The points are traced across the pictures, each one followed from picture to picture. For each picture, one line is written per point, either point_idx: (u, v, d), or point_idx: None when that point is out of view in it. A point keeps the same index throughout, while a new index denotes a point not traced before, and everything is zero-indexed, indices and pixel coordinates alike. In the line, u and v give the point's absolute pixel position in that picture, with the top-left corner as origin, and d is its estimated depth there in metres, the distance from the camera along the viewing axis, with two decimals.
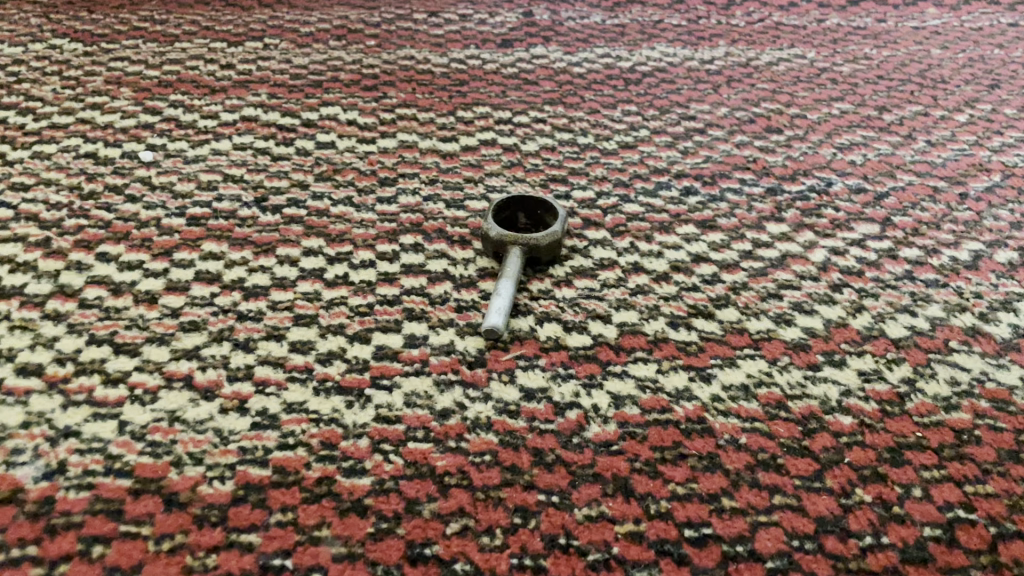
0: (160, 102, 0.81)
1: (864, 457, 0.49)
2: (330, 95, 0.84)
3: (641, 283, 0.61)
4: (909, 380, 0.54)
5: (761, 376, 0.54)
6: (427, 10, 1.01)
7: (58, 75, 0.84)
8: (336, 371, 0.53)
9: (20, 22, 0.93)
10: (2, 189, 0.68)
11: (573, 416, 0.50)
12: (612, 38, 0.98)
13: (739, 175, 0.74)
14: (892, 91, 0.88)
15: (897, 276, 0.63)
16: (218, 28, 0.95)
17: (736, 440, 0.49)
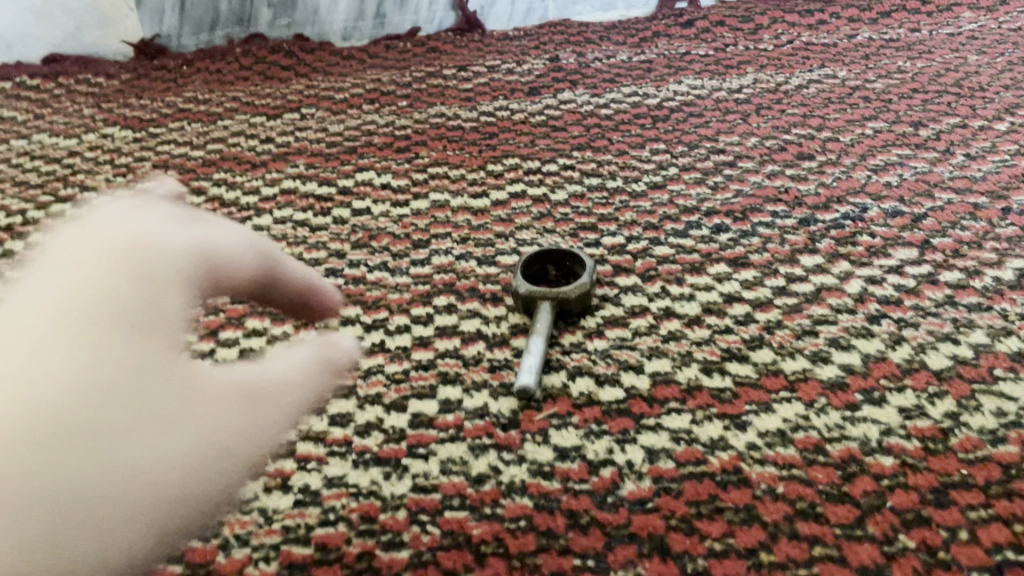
0: (205, 182, 0.84)
1: (907, 500, 0.47)
2: (365, 159, 0.86)
3: (673, 329, 0.61)
4: (953, 414, 0.52)
5: (797, 420, 0.53)
6: (456, 65, 1.04)
7: (110, 163, 0.88)
8: (375, 443, 0.54)
9: (74, 113, 0.98)
10: None
11: (607, 474, 0.51)
12: (639, 75, 0.98)
13: (771, 208, 0.73)
14: (928, 105, 0.87)
15: (938, 302, 0.61)
16: (257, 102, 0.99)
17: (773, 490, 0.49)
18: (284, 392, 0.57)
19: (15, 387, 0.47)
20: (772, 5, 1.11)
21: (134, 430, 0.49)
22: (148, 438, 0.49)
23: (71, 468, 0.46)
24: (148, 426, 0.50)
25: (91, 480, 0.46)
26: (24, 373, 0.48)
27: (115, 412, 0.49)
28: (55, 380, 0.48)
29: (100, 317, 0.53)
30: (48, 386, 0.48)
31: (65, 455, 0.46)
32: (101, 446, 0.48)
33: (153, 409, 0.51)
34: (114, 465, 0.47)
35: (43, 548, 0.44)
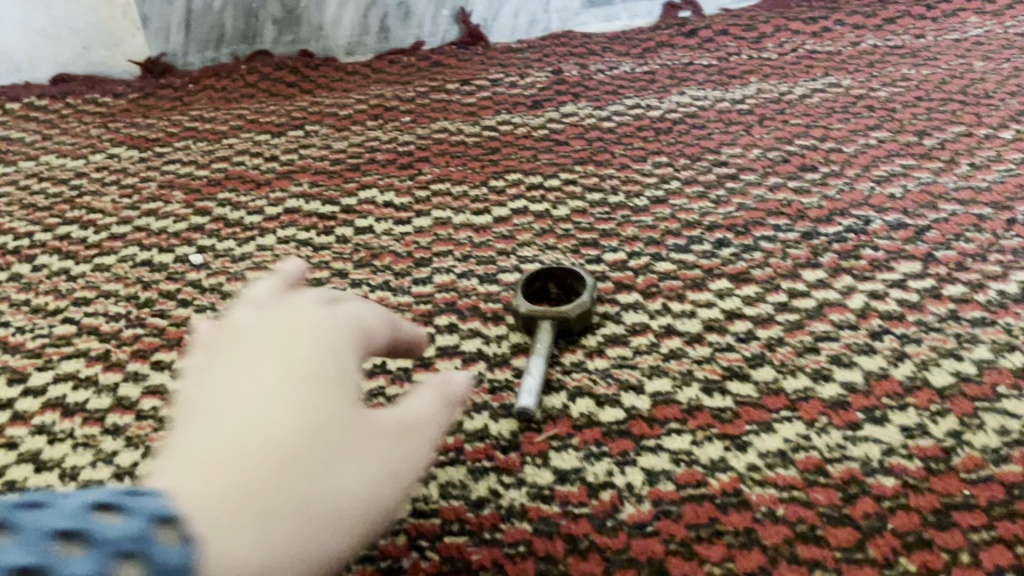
0: (210, 202, 0.84)
1: (908, 522, 0.47)
2: (368, 177, 0.86)
3: (674, 347, 0.61)
4: (956, 433, 0.52)
5: (798, 440, 0.53)
6: (460, 79, 1.04)
7: (116, 184, 0.88)
8: None
9: (81, 134, 0.98)
10: (66, 305, 0.71)
11: (606, 497, 0.51)
12: (642, 87, 0.98)
13: (773, 221, 0.73)
14: (933, 113, 0.87)
15: (941, 318, 0.61)
16: (262, 120, 0.99)
17: (773, 512, 0.49)
18: (420, 427, 0.40)
19: (295, 354, 0.37)
20: (776, 13, 1.11)
21: (358, 449, 0.35)
22: (383, 459, 0.37)
23: (321, 446, 0.34)
24: (393, 453, 0.37)
25: (337, 484, 0.34)
26: (295, 351, 0.37)
27: (378, 432, 0.37)
28: (327, 349, 0.38)
29: (286, 311, 0.40)
30: (349, 377, 0.38)
31: (344, 445, 0.35)
32: (343, 433, 0.35)
33: (390, 436, 0.38)
34: (364, 456, 0.36)
35: (248, 543, 0.30)
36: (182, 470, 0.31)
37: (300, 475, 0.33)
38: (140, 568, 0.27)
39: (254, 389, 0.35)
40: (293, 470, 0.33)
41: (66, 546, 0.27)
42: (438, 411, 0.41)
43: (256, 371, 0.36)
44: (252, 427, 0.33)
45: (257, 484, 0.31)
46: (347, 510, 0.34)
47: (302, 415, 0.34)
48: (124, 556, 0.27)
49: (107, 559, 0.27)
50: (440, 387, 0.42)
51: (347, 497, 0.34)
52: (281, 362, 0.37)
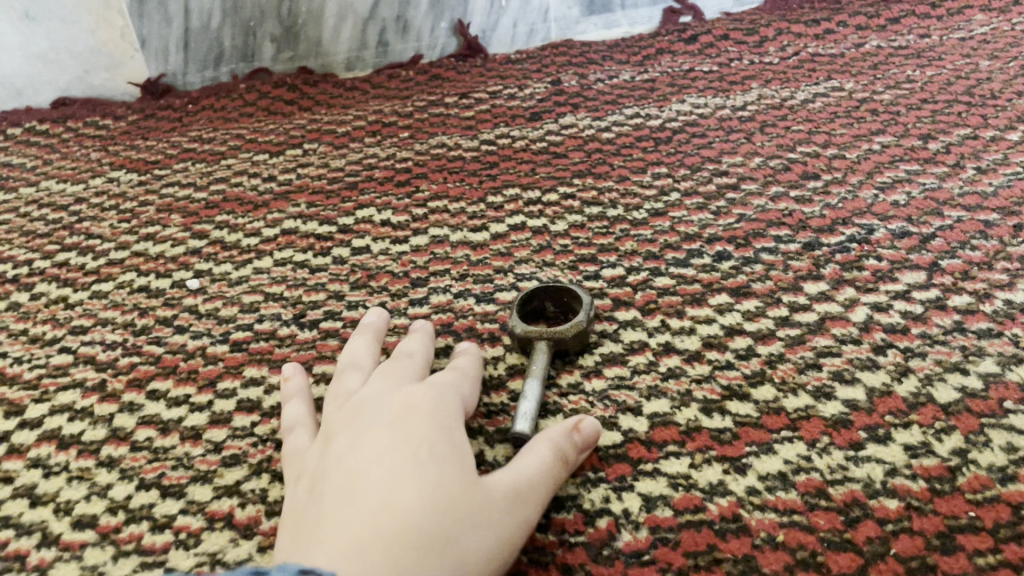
0: (207, 225, 0.84)
1: (912, 546, 0.47)
2: (366, 195, 0.86)
3: (672, 365, 0.60)
4: (961, 451, 0.52)
5: (799, 462, 0.52)
6: (458, 92, 1.03)
7: (115, 209, 0.88)
8: None
9: (82, 158, 0.97)
10: (63, 334, 0.71)
11: (603, 524, 0.49)
12: (641, 96, 0.97)
13: (774, 232, 0.72)
14: (938, 115, 0.85)
15: (946, 330, 0.60)
16: (261, 139, 0.98)
17: (773, 538, 0.48)
18: (529, 489, 0.47)
19: (416, 446, 0.46)
20: (778, 15, 1.10)
21: (475, 521, 0.44)
22: (499, 525, 0.45)
23: (446, 522, 0.43)
24: (508, 519, 0.45)
25: (463, 552, 0.42)
26: (417, 443, 0.47)
27: (491, 503, 0.45)
28: (440, 440, 0.47)
29: (402, 408, 0.50)
30: (459, 462, 0.46)
31: (464, 521, 0.43)
32: (462, 510, 0.44)
33: (505, 503, 0.46)
34: (482, 526, 0.44)
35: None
36: (343, 549, 0.40)
37: (431, 550, 0.41)
38: None
39: (389, 478, 0.44)
40: (427, 545, 0.42)
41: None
42: (546, 471, 0.49)
43: (387, 463, 0.45)
44: (390, 511, 0.42)
45: (399, 563, 0.40)
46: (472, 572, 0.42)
47: (427, 501, 0.43)
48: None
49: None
50: (551, 444, 0.50)
51: (470, 563, 0.42)
52: (406, 452, 0.46)
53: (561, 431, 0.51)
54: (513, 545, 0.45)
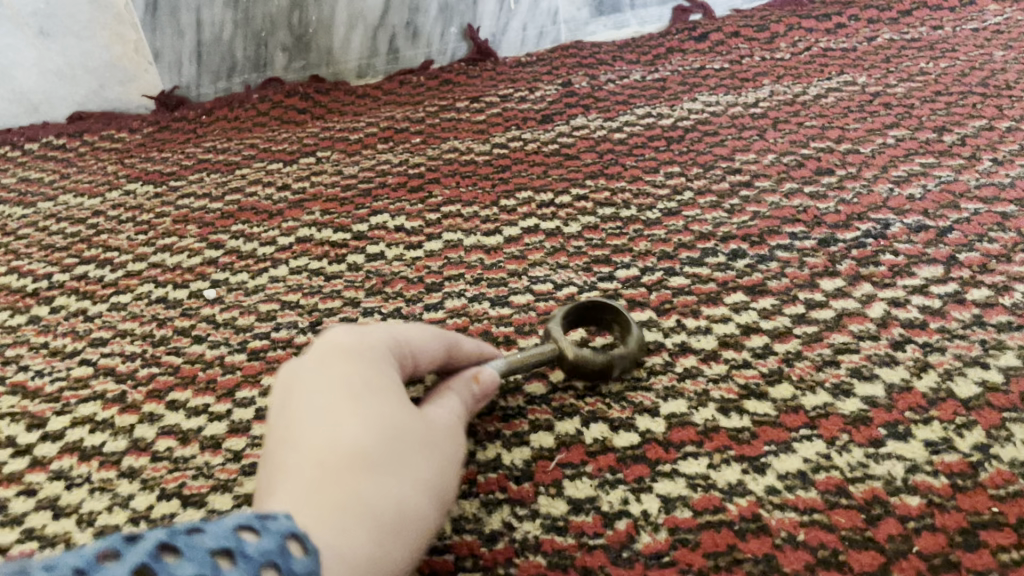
0: (223, 235, 0.84)
1: (934, 543, 0.46)
2: (379, 202, 0.86)
3: (689, 365, 0.60)
4: (982, 446, 0.51)
5: (819, 460, 0.52)
6: (469, 96, 1.03)
7: (132, 221, 0.88)
8: None
9: (98, 172, 0.98)
10: (83, 347, 0.72)
11: (622, 526, 0.49)
12: (653, 95, 0.97)
13: (789, 229, 0.72)
14: (952, 107, 0.84)
15: (965, 324, 0.60)
16: (275, 148, 0.98)
17: (794, 537, 0.47)
18: (451, 428, 0.48)
19: (347, 382, 0.43)
20: (788, 11, 1.09)
21: (418, 451, 0.43)
22: (433, 457, 0.44)
23: (389, 455, 0.41)
24: (439, 453, 0.45)
25: (410, 484, 0.41)
26: (346, 379, 0.43)
27: (424, 438, 0.44)
28: (369, 372, 0.45)
29: (321, 345, 0.46)
30: (394, 392, 0.45)
31: (406, 453, 0.42)
32: (404, 441, 0.42)
33: (434, 437, 0.45)
34: (420, 457, 0.43)
35: (360, 543, 0.37)
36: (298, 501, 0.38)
37: (381, 483, 0.40)
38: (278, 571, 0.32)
39: (324, 413, 0.42)
40: (376, 478, 0.40)
41: (222, 560, 0.31)
42: (457, 415, 0.49)
43: (319, 403, 0.42)
44: (342, 452, 0.40)
45: (360, 501, 0.39)
46: (422, 505, 0.42)
47: (374, 431, 0.41)
48: (268, 565, 0.31)
49: (258, 568, 0.31)
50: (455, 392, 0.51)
51: (420, 491, 0.42)
52: (340, 382, 0.43)
53: (458, 381, 0.52)
54: (446, 476, 0.45)
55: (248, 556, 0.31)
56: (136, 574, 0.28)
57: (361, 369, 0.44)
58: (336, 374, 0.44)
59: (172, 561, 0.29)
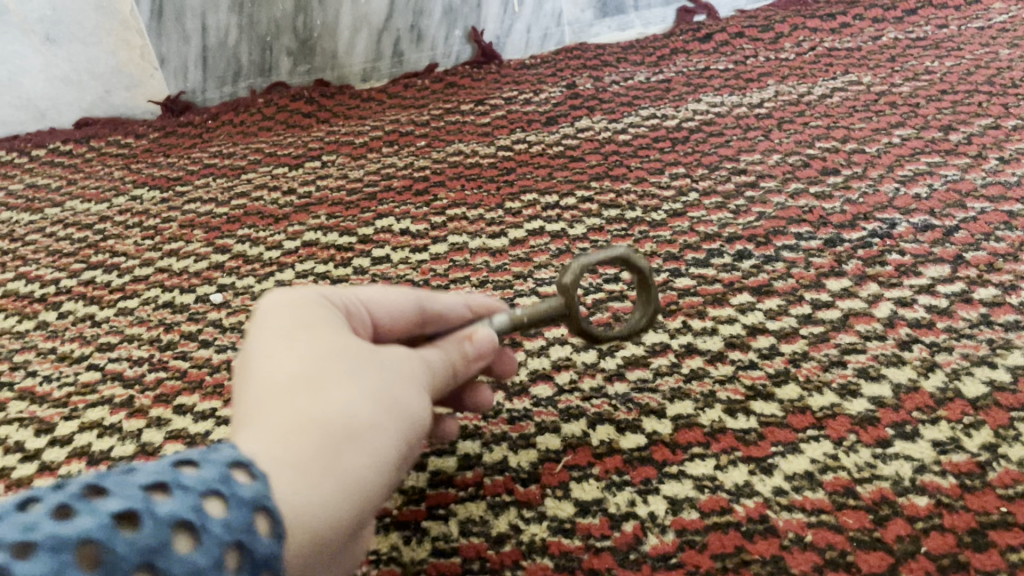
0: (230, 239, 0.85)
1: (943, 544, 0.46)
2: (385, 205, 0.86)
3: (695, 366, 0.60)
4: (991, 446, 0.51)
5: (826, 461, 0.52)
6: (474, 99, 1.03)
7: (139, 226, 0.89)
8: (394, 504, 0.52)
9: (105, 177, 0.98)
10: (91, 352, 0.72)
11: (629, 528, 0.49)
12: (657, 96, 0.97)
13: (795, 229, 0.72)
14: (958, 106, 0.84)
15: (972, 323, 0.60)
16: (280, 153, 0.98)
17: (801, 539, 0.47)
18: (424, 360, 0.41)
19: (285, 320, 0.38)
20: (792, 11, 1.09)
21: (374, 368, 0.37)
22: (391, 366, 0.37)
23: (334, 372, 0.35)
24: (400, 365, 0.38)
25: (362, 389, 0.35)
26: (284, 319, 0.38)
27: (382, 359, 0.38)
28: (309, 310, 0.39)
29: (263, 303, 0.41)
30: (333, 321, 0.39)
31: (350, 364, 0.36)
32: (346, 354, 0.36)
33: (391, 350, 0.39)
34: (372, 366, 0.36)
35: (301, 455, 0.31)
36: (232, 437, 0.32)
37: (328, 396, 0.34)
38: (221, 501, 0.28)
39: (248, 365, 0.36)
40: (311, 392, 0.34)
41: (156, 494, 0.28)
42: (435, 357, 0.42)
43: (257, 348, 0.37)
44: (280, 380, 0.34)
45: (304, 417, 0.32)
46: (389, 420, 0.35)
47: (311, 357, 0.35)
48: (209, 493, 0.28)
49: (196, 498, 0.28)
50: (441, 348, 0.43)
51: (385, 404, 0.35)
52: (268, 323, 0.38)
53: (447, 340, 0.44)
54: (415, 386, 0.38)
55: (185, 487, 0.28)
56: (56, 514, 0.26)
57: (287, 307, 0.39)
58: (261, 320, 0.38)
59: (99, 500, 0.27)
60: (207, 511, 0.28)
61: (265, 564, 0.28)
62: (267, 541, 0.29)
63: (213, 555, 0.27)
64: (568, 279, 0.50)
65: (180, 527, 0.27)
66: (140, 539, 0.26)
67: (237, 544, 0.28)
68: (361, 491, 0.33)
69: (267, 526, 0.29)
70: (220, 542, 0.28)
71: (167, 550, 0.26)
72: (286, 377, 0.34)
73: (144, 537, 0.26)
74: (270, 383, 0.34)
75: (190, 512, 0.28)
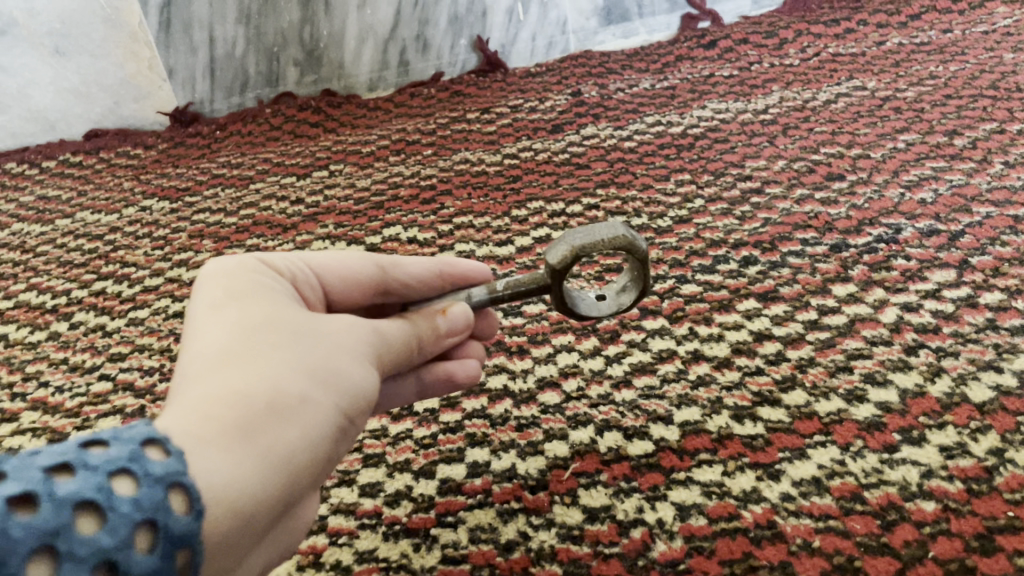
0: (239, 249, 0.85)
1: (951, 548, 0.46)
2: (392, 214, 0.87)
3: (702, 373, 0.60)
4: (998, 450, 0.51)
5: (833, 466, 0.52)
6: (480, 107, 1.04)
7: (148, 236, 0.90)
8: (404, 512, 0.52)
9: (114, 188, 0.99)
10: (102, 362, 0.73)
11: (637, 534, 0.49)
12: (662, 103, 0.97)
13: (801, 235, 0.72)
14: (963, 111, 0.84)
15: (978, 328, 0.60)
16: (288, 162, 0.99)
17: (809, 544, 0.48)
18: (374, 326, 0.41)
19: (224, 290, 0.39)
20: (796, 17, 1.09)
21: (307, 338, 0.37)
22: (325, 337, 0.38)
23: (262, 347, 0.35)
24: (337, 334, 0.38)
25: (288, 363, 0.35)
26: (226, 287, 0.39)
27: (320, 328, 0.38)
28: (253, 281, 0.40)
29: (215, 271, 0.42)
30: (271, 296, 0.39)
31: (278, 339, 0.36)
32: (280, 327, 0.37)
33: (329, 320, 0.39)
34: (302, 339, 0.37)
35: (217, 430, 0.31)
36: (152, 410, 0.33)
37: (249, 370, 0.34)
38: (129, 482, 0.28)
39: (183, 342, 0.37)
40: (234, 369, 0.34)
41: (57, 475, 0.27)
42: (390, 327, 0.42)
43: (195, 320, 0.38)
44: (204, 356, 0.35)
45: (220, 392, 0.33)
46: (313, 393, 0.35)
47: (242, 330, 0.36)
48: (118, 473, 0.28)
49: (103, 477, 0.28)
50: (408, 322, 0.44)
51: (312, 377, 0.36)
52: (210, 292, 0.39)
53: (421, 314, 0.45)
54: (351, 354, 0.38)
55: (89, 468, 0.28)
56: None
57: (223, 281, 0.39)
58: (204, 293, 0.39)
59: None
60: (115, 491, 0.28)
61: (181, 540, 0.28)
62: (182, 519, 0.29)
63: (121, 534, 0.27)
64: (559, 264, 0.47)
65: (82, 508, 0.27)
66: (36, 525, 0.25)
67: (147, 523, 0.28)
68: (283, 464, 0.33)
69: (183, 504, 0.29)
70: (128, 521, 0.27)
71: (69, 531, 0.26)
72: (213, 355, 0.35)
73: (42, 521, 0.26)
74: (197, 361, 0.35)
75: (93, 492, 0.27)
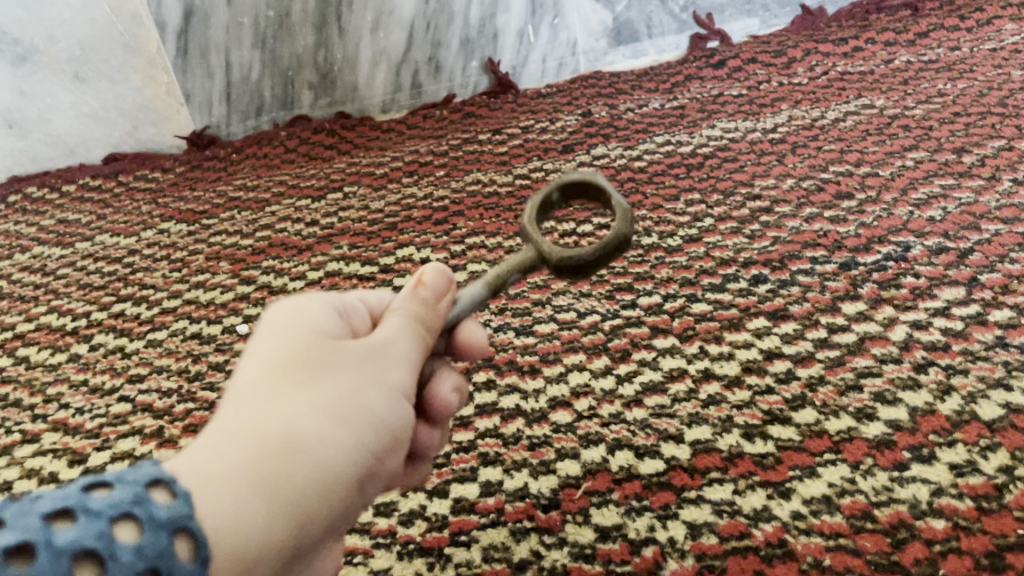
0: (255, 270, 0.87)
1: (960, 567, 0.47)
2: (405, 235, 0.88)
3: (713, 392, 0.60)
4: (1007, 468, 0.52)
5: (844, 484, 0.52)
6: (492, 128, 1.05)
7: (166, 259, 0.91)
8: (418, 532, 0.53)
9: (133, 212, 1.00)
10: (122, 383, 0.74)
11: (649, 553, 0.50)
12: (672, 123, 0.98)
13: (810, 254, 0.72)
14: (971, 128, 0.85)
15: (987, 345, 0.60)
16: (302, 185, 1.00)
17: (820, 563, 0.48)
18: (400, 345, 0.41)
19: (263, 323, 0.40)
20: (804, 36, 1.10)
21: (327, 371, 0.37)
22: (348, 369, 0.38)
23: (282, 382, 0.36)
24: (358, 365, 0.38)
25: (302, 400, 0.36)
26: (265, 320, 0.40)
27: (343, 358, 0.38)
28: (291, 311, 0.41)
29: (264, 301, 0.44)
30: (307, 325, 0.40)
31: (299, 373, 0.37)
32: (306, 360, 0.38)
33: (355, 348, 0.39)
34: (323, 370, 0.37)
35: (226, 472, 0.33)
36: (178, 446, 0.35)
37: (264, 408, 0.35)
38: (133, 525, 0.29)
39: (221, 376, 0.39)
40: (250, 408, 0.35)
41: (58, 521, 0.28)
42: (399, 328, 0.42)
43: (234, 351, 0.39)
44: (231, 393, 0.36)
45: (234, 432, 0.34)
46: (327, 428, 0.36)
47: (267, 366, 0.37)
48: (121, 517, 0.29)
49: (104, 523, 0.28)
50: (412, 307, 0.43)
51: (328, 411, 0.36)
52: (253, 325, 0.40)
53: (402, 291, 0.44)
54: (373, 386, 0.38)
55: (89, 512, 0.28)
56: None
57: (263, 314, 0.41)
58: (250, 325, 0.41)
59: None
60: (116, 537, 0.28)
61: None
62: (187, 566, 0.29)
63: None
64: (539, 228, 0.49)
65: (83, 556, 0.27)
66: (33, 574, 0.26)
67: (150, 570, 0.28)
68: (293, 504, 0.34)
69: (188, 551, 0.30)
70: (129, 570, 0.28)
71: None
72: (238, 392, 0.36)
73: (40, 568, 0.26)
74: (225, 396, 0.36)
75: (94, 540, 0.28)
